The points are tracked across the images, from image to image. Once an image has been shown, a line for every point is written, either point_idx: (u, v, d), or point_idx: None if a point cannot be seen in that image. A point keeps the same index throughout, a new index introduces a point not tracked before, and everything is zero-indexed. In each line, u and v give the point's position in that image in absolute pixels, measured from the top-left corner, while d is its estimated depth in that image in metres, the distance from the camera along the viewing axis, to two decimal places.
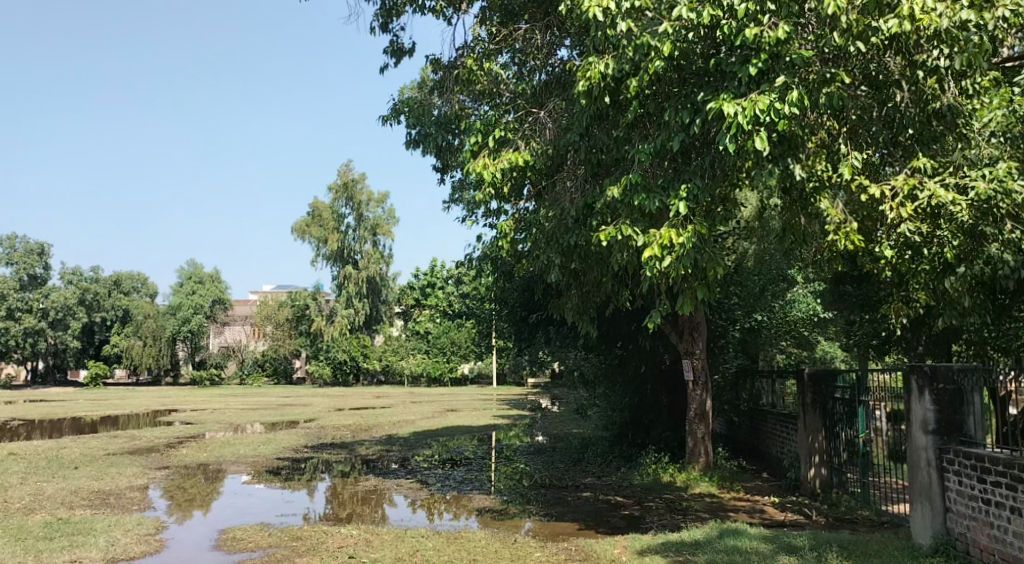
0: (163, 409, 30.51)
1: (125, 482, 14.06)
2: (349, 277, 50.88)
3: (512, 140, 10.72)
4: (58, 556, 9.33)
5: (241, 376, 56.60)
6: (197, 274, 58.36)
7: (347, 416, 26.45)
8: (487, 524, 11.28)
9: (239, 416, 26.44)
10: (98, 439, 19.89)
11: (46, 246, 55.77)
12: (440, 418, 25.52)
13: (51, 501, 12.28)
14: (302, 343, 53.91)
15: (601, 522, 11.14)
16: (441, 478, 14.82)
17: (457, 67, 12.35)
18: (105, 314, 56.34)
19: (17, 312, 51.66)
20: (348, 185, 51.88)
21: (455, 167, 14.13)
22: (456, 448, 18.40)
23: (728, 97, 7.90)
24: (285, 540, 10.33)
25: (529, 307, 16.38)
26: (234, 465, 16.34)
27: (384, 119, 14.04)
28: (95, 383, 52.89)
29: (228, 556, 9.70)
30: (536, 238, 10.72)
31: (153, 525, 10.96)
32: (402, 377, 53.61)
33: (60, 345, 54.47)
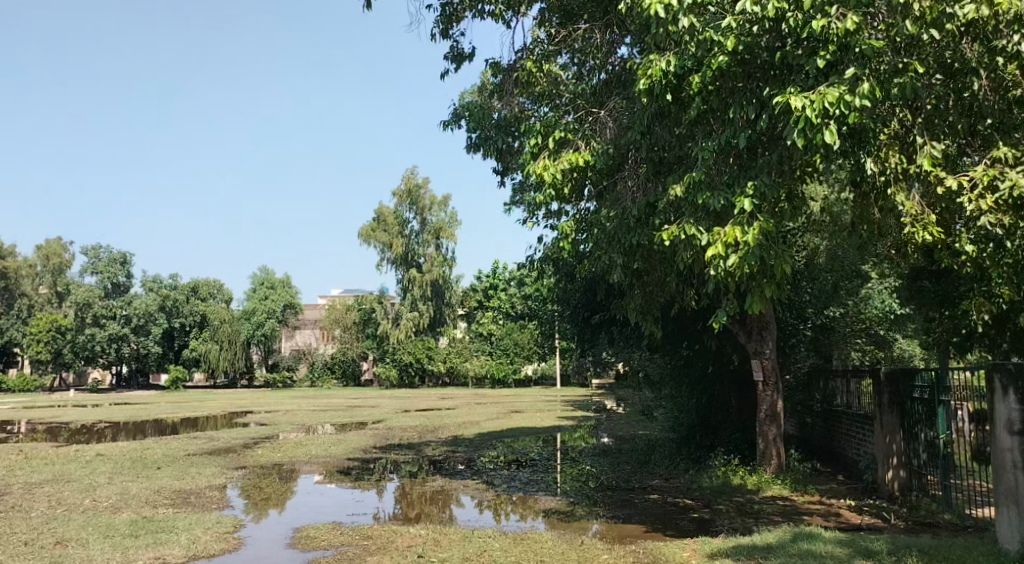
0: (238, 411, 31.53)
1: (204, 482, 14.51)
2: (413, 280, 51.47)
3: (573, 140, 10.74)
4: (142, 552, 9.69)
5: (311, 379, 57.90)
6: (270, 280, 59.83)
7: (413, 417, 26.84)
8: (554, 525, 11.29)
9: (311, 418, 27.08)
10: (179, 440, 20.67)
11: (127, 254, 58.50)
12: (505, 420, 25.65)
13: (136, 500, 12.76)
14: (369, 346, 54.81)
15: (669, 524, 11.03)
16: (507, 479, 14.88)
17: (516, 70, 12.43)
18: (183, 320, 57.10)
19: (101, 319, 54.32)
20: (412, 191, 52.57)
21: (516, 168, 14.19)
22: (521, 450, 18.47)
23: (795, 91, 7.74)
24: (356, 539, 10.52)
25: (591, 308, 16.30)
26: (307, 465, 16.72)
27: (445, 124, 14.19)
28: (175, 387, 54.76)
29: (302, 554, 9.92)
30: (597, 238, 10.64)
31: (232, 524, 11.27)
32: (466, 378, 53.97)
33: (142, 350, 56.54)
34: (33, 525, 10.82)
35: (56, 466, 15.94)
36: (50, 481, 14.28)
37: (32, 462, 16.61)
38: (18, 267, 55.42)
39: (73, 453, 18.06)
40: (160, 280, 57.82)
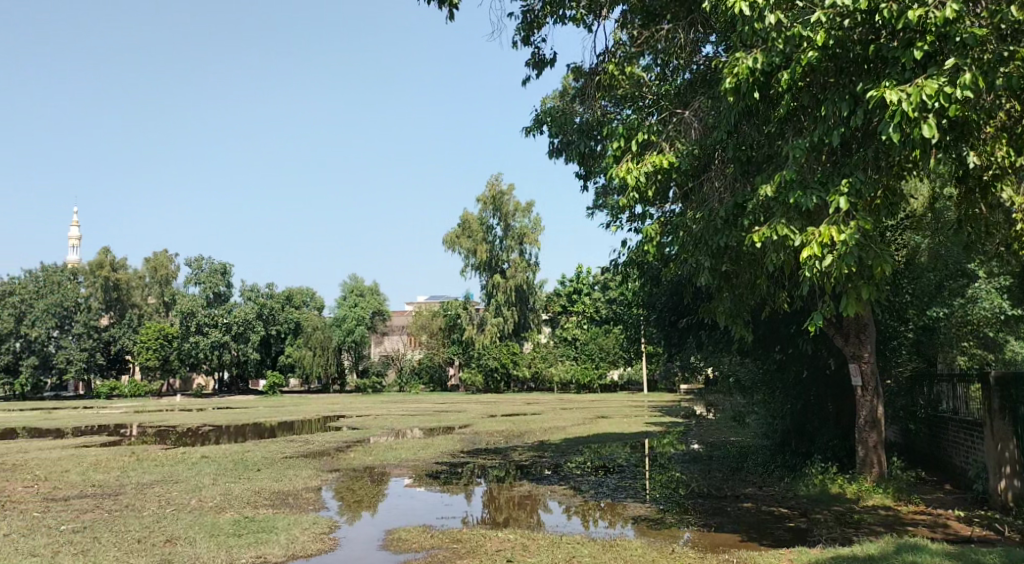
0: (331, 415, 32.43)
1: (301, 484, 15.01)
2: (497, 285, 51.94)
3: (656, 142, 10.64)
4: (244, 551, 10.05)
5: (400, 385, 59.09)
6: (359, 287, 61.21)
7: (500, 422, 27.02)
8: (643, 533, 11.16)
9: (400, 423, 27.59)
10: (277, 443, 21.39)
11: (228, 265, 60.46)
12: (591, 425, 25.55)
13: (238, 500, 13.30)
14: (455, 351, 55.48)
15: (764, 534, 10.76)
16: (595, 485, 14.82)
17: (598, 73, 12.41)
18: (279, 327, 59.73)
19: (204, 328, 56.70)
20: (496, 197, 52.99)
21: (598, 172, 14.18)
22: (608, 455, 18.37)
23: (890, 84, 7.46)
24: (446, 541, 10.67)
25: (678, 312, 16.08)
26: (397, 468, 17.07)
27: (527, 130, 14.26)
28: (272, 392, 56.83)
29: (394, 556, 10.14)
30: (683, 241, 10.49)
31: (327, 525, 11.60)
32: (552, 384, 53.91)
33: (242, 356, 58.73)
34: (145, 524, 11.40)
35: (164, 468, 16.74)
36: (160, 481, 15.03)
37: (142, 463, 17.50)
38: (129, 278, 58.47)
39: (179, 455, 18.95)
40: (258, 289, 60.03)
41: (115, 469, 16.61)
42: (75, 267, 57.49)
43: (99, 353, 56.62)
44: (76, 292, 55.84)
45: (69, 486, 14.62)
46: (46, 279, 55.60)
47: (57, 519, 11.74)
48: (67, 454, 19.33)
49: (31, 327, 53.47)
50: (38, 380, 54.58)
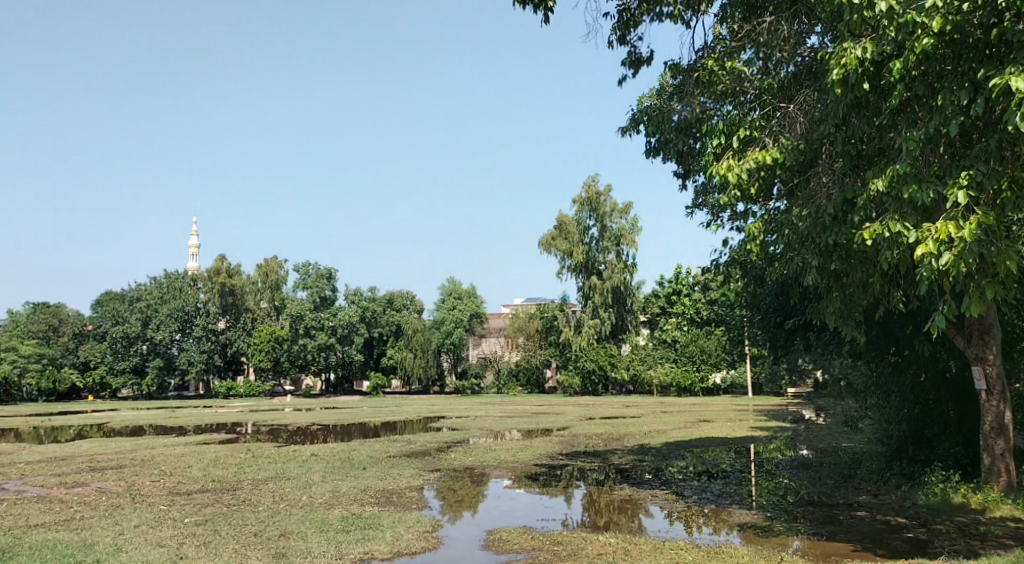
0: (432, 416, 32.97)
1: (404, 483, 15.34)
2: (594, 287, 51.64)
3: (759, 138, 10.33)
4: (352, 548, 10.33)
5: (498, 386, 59.54)
6: (457, 290, 62.06)
7: (598, 425, 26.87)
8: (750, 540, 10.85)
9: (499, 425, 27.77)
10: (381, 443, 21.89)
11: (334, 269, 62.66)
12: (693, 429, 25.04)
13: (346, 498, 13.71)
14: (552, 353, 55.54)
15: (880, 544, 10.28)
16: (698, 490, 14.50)
17: (696, 69, 12.18)
18: (381, 330, 61.23)
19: (312, 331, 59.07)
20: (594, 197, 52.77)
21: (697, 170, 13.91)
22: (712, 460, 17.94)
23: (1016, 71, 6.99)
24: (546, 544, 10.68)
25: (784, 313, 15.59)
26: (497, 470, 17.20)
27: (624, 129, 14.12)
28: (376, 393, 58.64)
29: (496, 556, 10.23)
30: (789, 240, 10.15)
31: (431, 523, 11.80)
32: (652, 387, 52.95)
33: (347, 358, 61.08)
34: (261, 518, 11.90)
35: (276, 465, 17.40)
36: (273, 478, 15.64)
37: (256, 460, 18.25)
38: (244, 284, 61.08)
39: (290, 453, 19.66)
40: (361, 293, 61.80)
41: (231, 466, 17.39)
42: (195, 273, 60.71)
43: (217, 355, 59.60)
44: (196, 298, 58.97)
45: (192, 481, 15.41)
46: (169, 285, 58.98)
47: (183, 512, 12.41)
48: (188, 451, 20.37)
49: (156, 330, 56.99)
50: (162, 380, 57.97)
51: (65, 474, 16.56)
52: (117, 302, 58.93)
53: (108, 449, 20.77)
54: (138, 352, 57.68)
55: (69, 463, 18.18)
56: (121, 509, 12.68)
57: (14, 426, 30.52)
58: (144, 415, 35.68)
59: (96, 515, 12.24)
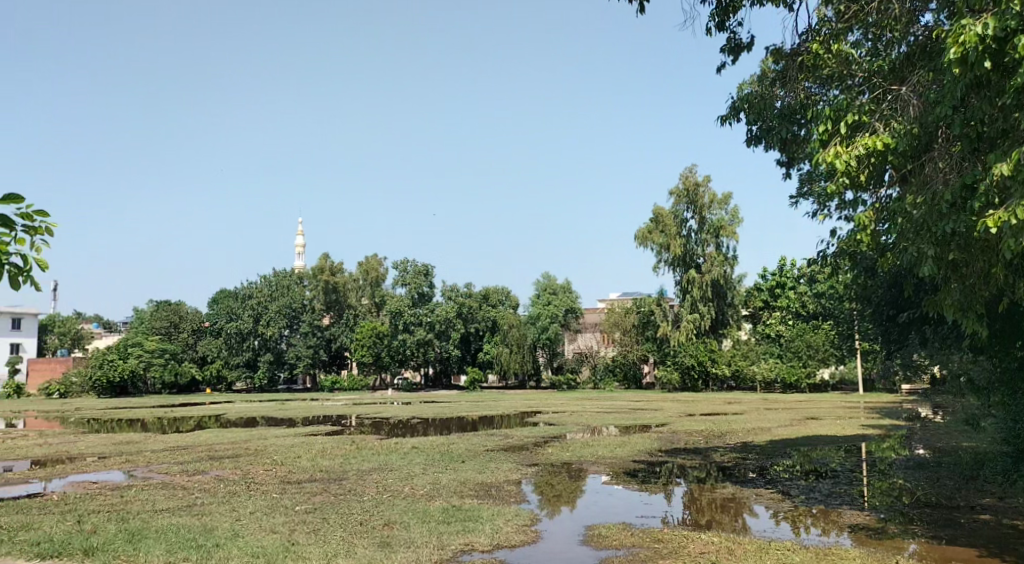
0: (529, 411, 33.09)
1: (502, 476, 15.45)
2: (692, 281, 50.75)
3: (868, 123, 9.88)
4: (453, 539, 10.48)
5: (594, 382, 59.25)
6: (552, 286, 62.78)
7: (698, 422, 26.35)
8: (862, 543, 10.39)
9: (597, 420, 27.57)
10: (479, 437, 22.12)
11: (431, 266, 63.70)
12: (800, 427, 24.20)
13: (446, 490, 13.93)
14: (650, 349, 55.00)
15: (1006, 550, 9.68)
16: (805, 490, 14.00)
17: (800, 54, 11.74)
18: (478, 325, 61.89)
19: (410, 326, 60.35)
20: (691, 189, 51.78)
21: (802, 158, 13.41)
22: (820, 459, 17.30)
23: None
24: (647, 541, 10.53)
25: (898, 306, 14.88)
26: (595, 466, 17.10)
27: (724, 117, 13.75)
28: (474, 387, 59.48)
29: (596, 551, 10.16)
30: (902, 228, 9.66)
31: (529, 517, 11.85)
32: (755, 383, 51.15)
33: (444, 353, 61.89)
34: (367, 508, 12.22)
35: (379, 457, 17.83)
36: (376, 469, 16.03)
37: (361, 452, 18.74)
38: (346, 282, 63.00)
39: (393, 445, 20.13)
40: (458, 288, 62.85)
41: (338, 457, 17.93)
42: (301, 271, 63.11)
43: (323, 350, 61.54)
44: (302, 295, 61.25)
45: (301, 470, 16.00)
46: (278, 282, 61.71)
47: (293, 500, 12.88)
48: (297, 442, 21.16)
49: (266, 327, 59.53)
50: (273, 373, 60.65)
51: (186, 462, 17.48)
52: (231, 300, 61.96)
53: (224, 439, 21.80)
54: (249, 347, 60.25)
55: (189, 452, 19.18)
56: (237, 496, 13.27)
57: (140, 416, 32.47)
58: (257, 408, 37.26)
59: (214, 501, 12.85)
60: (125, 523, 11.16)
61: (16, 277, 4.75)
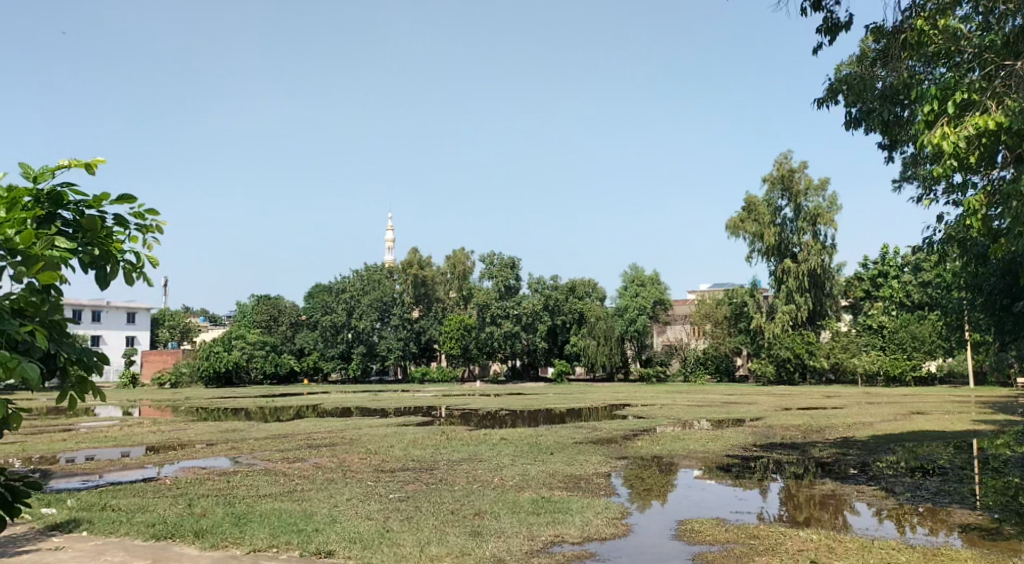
0: (618, 404, 32.87)
1: (592, 469, 15.38)
2: (788, 271, 49.60)
3: (979, 101, 9.34)
4: (543, 530, 10.50)
5: (685, 374, 58.36)
6: (640, 277, 61.49)
7: (795, 416, 25.55)
8: (973, 544, 9.88)
9: (688, 413, 27.14)
10: (568, 429, 22.10)
11: (517, 258, 63.87)
12: (904, 422, 23.16)
13: (536, 481, 13.97)
14: (742, 341, 53.77)
15: None
16: (911, 488, 13.41)
17: (902, 33, 11.23)
18: (564, 317, 61.91)
19: (499, 319, 60.73)
20: (786, 175, 50.29)
21: (906, 140, 12.79)
22: (926, 456, 16.52)
23: None
24: (743, 537, 10.29)
25: (1013, 295, 14.10)
26: (686, 460, 16.81)
27: (821, 100, 13.27)
28: (561, 379, 59.42)
29: (688, 546, 10.01)
30: (1015, 212, 9.09)
31: (620, 510, 11.79)
32: (856, 376, 49.15)
33: (531, 345, 62.14)
34: (458, 497, 12.38)
35: (469, 447, 18.06)
36: (467, 459, 16.23)
37: (452, 442, 19.02)
38: (434, 275, 63.93)
39: (482, 436, 20.33)
40: (545, 281, 62.88)
41: (429, 447, 18.24)
42: (391, 266, 64.54)
43: (412, 342, 62.80)
44: (393, 289, 62.70)
45: (394, 460, 16.35)
46: (369, 277, 62.90)
47: (387, 489, 13.17)
48: (390, 431, 21.65)
49: (359, 320, 60.93)
50: (365, 365, 62.12)
51: (286, 450, 18.14)
52: (326, 294, 63.89)
53: (321, 428, 22.52)
54: (343, 340, 61.88)
55: (288, 440, 19.90)
56: (335, 483, 13.71)
57: (244, 405, 33.93)
58: (351, 398, 38.38)
59: (313, 488, 13.29)
60: (231, 506, 11.67)
61: (131, 272, 4.90)
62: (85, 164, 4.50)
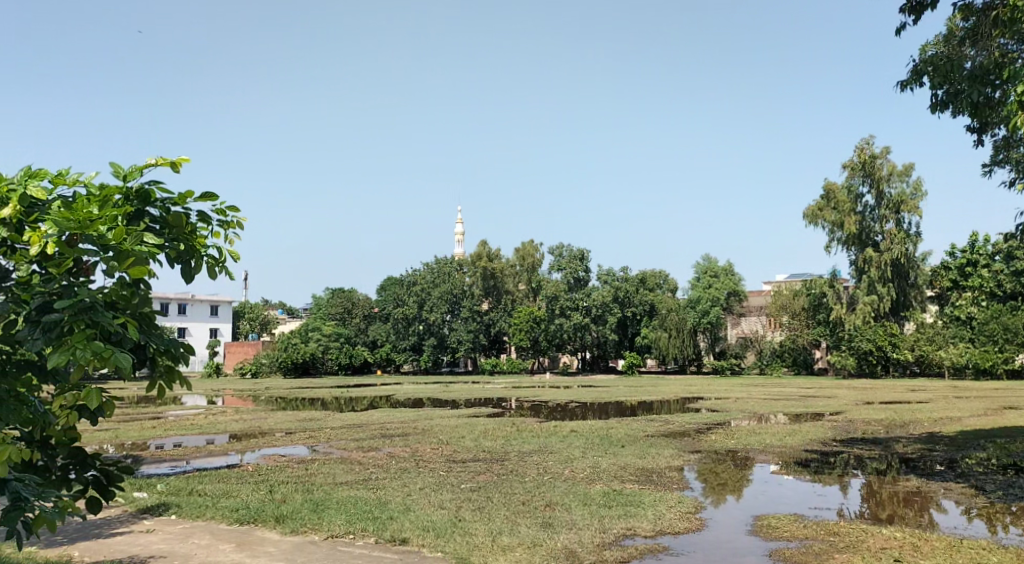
0: (691, 397, 32.40)
1: (664, 462, 15.23)
2: (870, 260, 48.00)
3: None
4: (615, 523, 10.44)
5: (761, 367, 57.21)
6: (713, 268, 60.38)
7: (877, 410, 24.74)
8: None
9: (764, 407, 26.58)
10: (640, 422, 21.92)
11: (586, 250, 63.40)
12: (995, 418, 22.13)
13: (607, 473, 13.90)
14: (821, 333, 52.54)
15: None
16: (1002, 486, 12.80)
17: (995, 9, 10.71)
18: (635, 309, 61.31)
19: (568, 311, 60.51)
20: (867, 161, 48.65)
21: (997, 123, 12.21)
22: (1019, 453, 15.75)
23: None
24: (822, 534, 10.02)
25: None
26: (762, 454, 16.48)
27: (904, 83, 12.77)
28: (632, 371, 58.93)
29: (765, 542, 9.80)
30: None
31: (693, 504, 11.63)
32: (942, 369, 47.12)
33: (602, 337, 61.77)
34: (528, 488, 12.42)
35: (540, 439, 18.10)
36: (537, 451, 16.27)
37: (522, 434, 19.08)
38: (503, 267, 64.24)
39: (553, 428, 20.31)
40: (615, 272, 61.94)
41: (500, 438, 18.35)
42: (461, 258, 64.88)
43: (482, 334, 63.26)
44: (462, 281, 63.09)
45: (466, 450, 16.52)
46: (440, 269, 63.51)
47: (459, 479, 13.31)
48: (461, 422, 21.86)
49: (430, 312, 61.72)
50: (436, 357, 62.93)
51: (362, 439, 18.52)
52: (397, 286, 64.77)
53: (395, 418, 22.92)
54: (415, 332, 62.74)
55: (363, 430, 20.31)
56: (408, 472, 13.94)
57: (321, 396, 34.78)
58: (424, 389, 38.94)
59: (387, 476, 13.54)
60: (309, 493, 12.00)
61: (214, 266, 5.03)
62: (169, 162, 4.62)
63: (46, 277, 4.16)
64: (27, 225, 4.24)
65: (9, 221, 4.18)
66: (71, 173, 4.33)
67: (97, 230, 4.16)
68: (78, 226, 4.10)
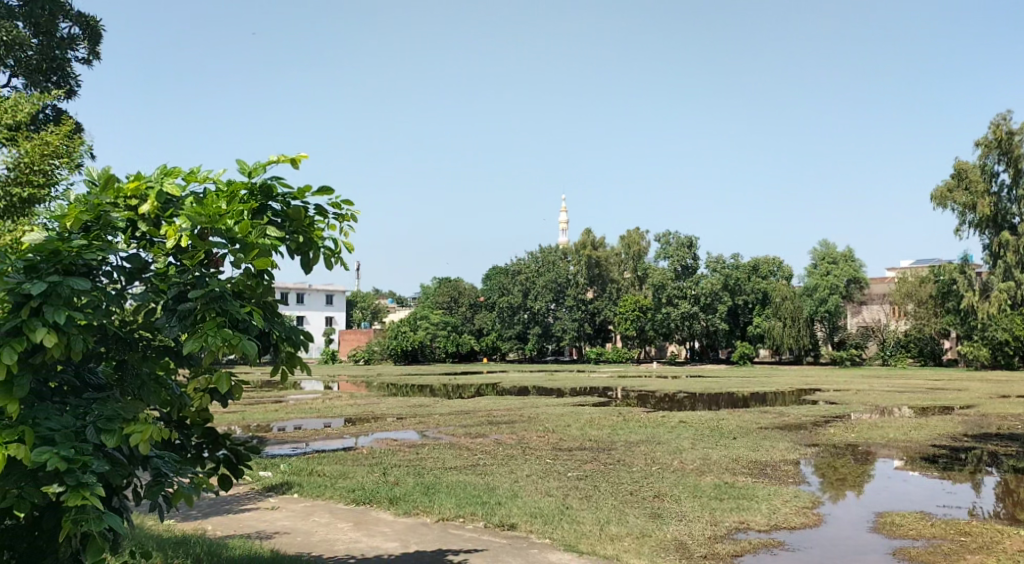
0: (808, 389, 31.22)
1: (778, 455, 14.76)
2: (1006, 244, 44.88)
3: None
4: (727, 516, 10.20)
5: (883, 357, 54.46)
6: (831, 254, 57.80)
7: (1014, 404, 23.11)
8: None
9: (886, 400, 25.30)
10: (752, 413, 21.31)
11: (695, 237, 62.00)
12: None
13: (717, 465, 13.60)
14: (950, 321, 49.64)
15: None
16: None
17: None
18: (747, 297, 59.53)
19: (675, 299, 59.21)
20: (1003, 138, 45.39)
21: None
22: None
23: None
24: (951, 533, 9.48)
25: None
26: (884, 449, 15.72)
27: None
28: (743, 361, 57.04)
29: (887, 540, 9.36)
30: None
31: (810, 499, 11.22)
32: None
33: (711, 327, 59.76)
34: (636, 478, 12.31)
35: (647, 429, 17.87)
36: (644, 441, 16.09)
37: (630, 424, 18.89)
38: (608, 255, 63.65)
39: (661, 419, 20.01)
40: (723, 260, 60.53)
41: (606, 427, 18.24)
42: (566, 246, 64.69)
43: (587, 322, 63.06)
44: (567, 270, 62.92)
45: (572, 438, 16.52)
46: (545, 259, 63.66)
47: (566, 466, 13.34)
48: (568, 411, 21.88)
49: (535, 301, 61.96)
50: (541, 345, 63.23)
51: (469, 426, 18.82)
52: (503, 276, 65.29)
53: (502, 406, 23.16)
54: (520, 321, 63.14)
55: (470, 417, 20.63)
56: (515, 459, 14.07)
57: (431, 383, 35.53)
58: (531, 377, 39.13)
59: (495, 462, 13.71)
60: (420, 476, 12.29)
61: (329, 258, 5.22)
62: (290, 159, 4.82)
63: (183, 270, 4.42)
64: (164, 220, 4.49)
65: (148, 216, 4.45)
66: (203, 171, 4.58)
67: (225, 224, 4.36)
68: (208, 221, 4.34)
